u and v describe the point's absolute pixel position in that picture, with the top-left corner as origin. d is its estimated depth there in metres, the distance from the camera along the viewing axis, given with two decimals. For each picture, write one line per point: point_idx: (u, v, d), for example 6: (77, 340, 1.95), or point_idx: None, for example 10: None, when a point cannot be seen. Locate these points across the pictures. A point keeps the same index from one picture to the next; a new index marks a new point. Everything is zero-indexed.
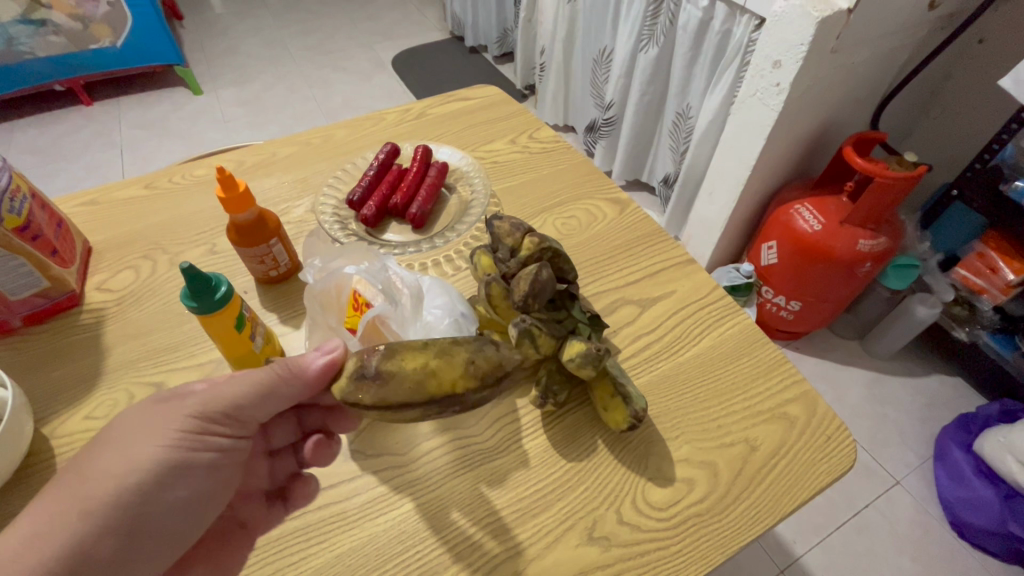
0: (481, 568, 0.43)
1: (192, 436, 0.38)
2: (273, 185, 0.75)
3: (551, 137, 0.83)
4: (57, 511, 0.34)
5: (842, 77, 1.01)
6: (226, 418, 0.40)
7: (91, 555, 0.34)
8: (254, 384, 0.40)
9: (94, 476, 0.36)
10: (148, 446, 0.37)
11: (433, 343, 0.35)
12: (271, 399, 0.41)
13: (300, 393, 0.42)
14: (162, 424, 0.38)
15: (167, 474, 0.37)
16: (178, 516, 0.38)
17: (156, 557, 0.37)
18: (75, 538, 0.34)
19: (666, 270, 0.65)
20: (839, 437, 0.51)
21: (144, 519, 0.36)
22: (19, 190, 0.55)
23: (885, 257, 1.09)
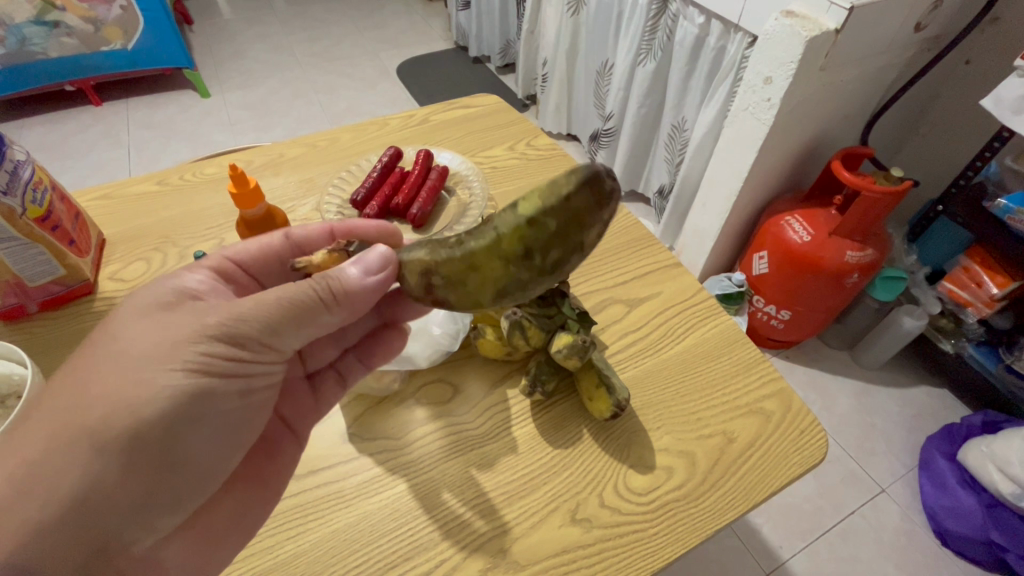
0: (469, 545, 0.45)
1: (211, 357, 0.39)
2: (280, 185, 0.78)
3: (548, 144, 0.86)
4: (73, 455, 0.36)
5: (832, 93, 1.05)
6: (249, 342, 0.40)
7: (115, 495, 0.37)
8: (283, 303, 0.41)
9: (108, 401, 0.37)
10: (161, 368, 0.38)
11: (506, 295, 0.37)
12: (307, 320, 0.42)
13: (345, 311, 0.43)
14: (172, 345, 0.38)
15: (187, 401, 0.38)
16: (204, 441, 0.40)
17: (184, 483, 0.40)
18: (98, 481, 0.36)
19: (654, 273, 0.68)
20: (812, 431, 0.54)
21: (170, 445, 0.38)
22: (41, 182, 0.58)
23: (873, 268, 1.12)
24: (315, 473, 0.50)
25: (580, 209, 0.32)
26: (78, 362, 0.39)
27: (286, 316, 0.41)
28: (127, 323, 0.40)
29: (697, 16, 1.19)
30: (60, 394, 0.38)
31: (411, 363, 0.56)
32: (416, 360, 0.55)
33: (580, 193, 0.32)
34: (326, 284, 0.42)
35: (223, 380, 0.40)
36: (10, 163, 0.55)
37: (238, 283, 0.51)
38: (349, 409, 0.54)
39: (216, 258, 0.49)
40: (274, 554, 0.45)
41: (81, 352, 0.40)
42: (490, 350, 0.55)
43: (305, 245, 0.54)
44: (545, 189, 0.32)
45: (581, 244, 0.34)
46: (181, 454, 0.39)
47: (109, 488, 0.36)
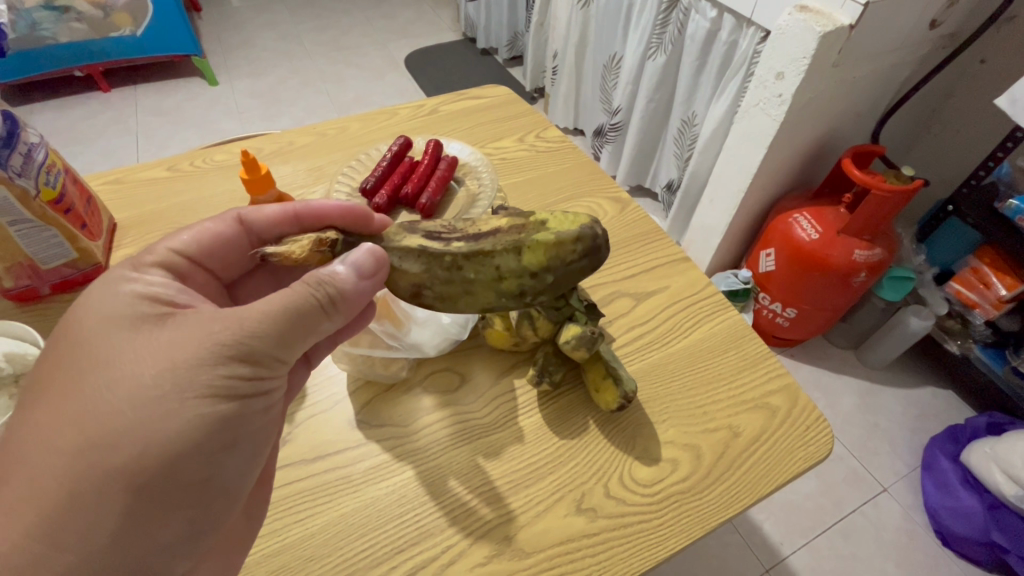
0: (475, 532, 0.46)
1: (230, 380, 0.37)
2: (289, 172, 0.78)
3: (558, 137, 0.86)
4: (102, 496, 0.34)
5: (844, 90, 1.04)
6: (265, 357, 0.39)
7: (155, 530, 0.36)
8: (287, 314, 0.39)
9: (132, 438, 0.35)
10: (183, 398, 0.36)
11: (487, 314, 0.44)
12: (311, 327, 0.41)
13: (345, 312, 0.43)
14: (186, 374, 0.36)
15: (211, 428, 0.36)
16: (234, 465, 0.39)
17: (220, 508, 0.39)
18: (133, 520, 0.35)
19: (662, 267, 0.68)
20: (817, 427, 0.54)
21: (204, 474, 0.37)
22: (54, 165, 0.59)
23: (880, 267, 1.12)
24: (322, 458, 0.50)
25: (576, 271, 0.42)
26: (78, 397, 0.36)
27: (292, 327, 0.40)
28: (122, 353, 0.37)
29: (709, 10, 1.18)
30: (67, 434, 0.35)
31: (419, 352, 0.55)
32: (424, 349, 0.55)
33: (581, 261, 0.42)
34: (323, 290, 0.41)
35: (245, 400, 0.38)
36: (23, 145, 0.55)
37: (189, 277, 0.49)
38: (356, 396, 0.54)
39: (160, 251, 0.47)
40: (284, 537, 0.45)
41: (76, 385, 0.37)
42: (498, 339, 0.55)
43: (260, 230, 0.52)
44: (555, 252, 0.41)
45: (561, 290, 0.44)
46: (213, 479, 0.37)
47: (151, 524, 0.35)
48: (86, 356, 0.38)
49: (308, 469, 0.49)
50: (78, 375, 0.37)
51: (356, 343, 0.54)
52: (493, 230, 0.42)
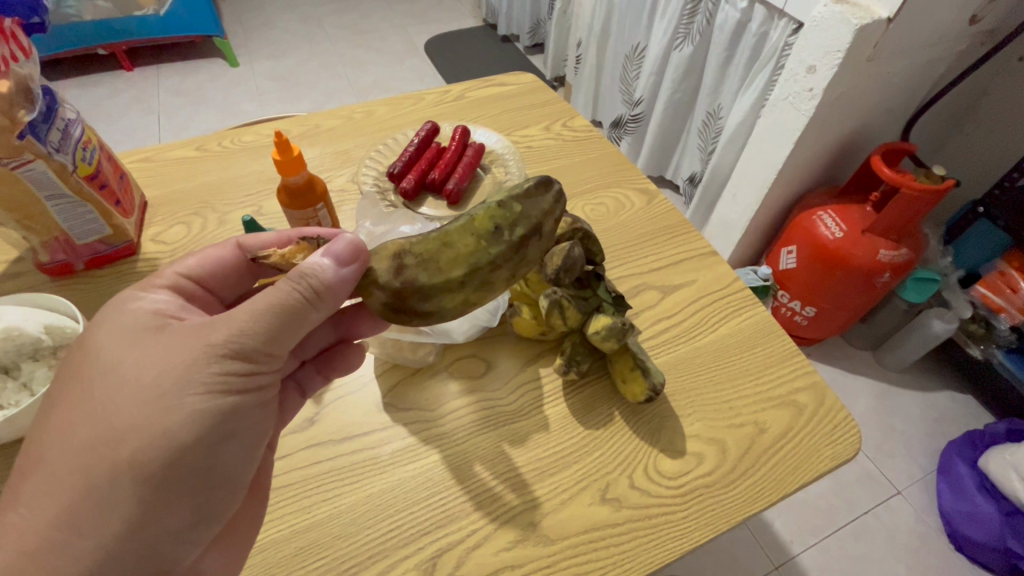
0: (500, 517, 0.46)
1: (229, 378, 0.37)
2: (316, 155, 0.78)
3: (585, 126, 0.85)
4: (113, 490, 0.35)
5: (877, 85, 1.02)
6: (259, 353, 0.38)
7: (165, 518, 0.37)
8: (272, 314, 0.38)
9: (138, 434, 0.35)
10: (183, 394, 0.36)
11: (476, 273, 0.38)
12: (297, 324, 0.39)
13: (331, 306, 0.41)
14: (186, 371, 0.36)
15: (215, 422, 0.37)
16: (235, 454, 0.39)
17: (223, 497, 0.39)
18: (142, 511, 0.36)
19: (689, 261, 0.67)
20: (845, 427, 0.53)
21: (208, 463, 0.37)
22: (90, 141, 0.59)
23: (904, 268, 1.10)
24: (350, 439, 0.51)
25: (537, 199, 0.39)
26: (90, 398, 0.37)
27: (280, 325, 0.39)
28: (126, 355, 0.38)
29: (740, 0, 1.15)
30: (81, 432, 0.36)
31: (448, 338, 0.55)
32: (454, 334, 0.56)
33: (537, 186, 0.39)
34: (306, 284, 0.39)
35: (245, 394, 0.38)
36: (61, 121, 0.56)
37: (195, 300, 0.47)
38: (383, 379, 0.55)
39: (168, 274, 0.46)
40: (312, 515, 0.46)
41: (87, 388, 0.38)
42: (526, 329, 0.55)
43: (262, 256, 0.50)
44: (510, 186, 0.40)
45: (539, 224, 0.39)
46: (216, 468, 0.38)
47: (160, 514, 0.36)
48: (91, 361, 0.39)
49: (335, 450, 0.50)
50: (87, 378, 0.38)
51: None
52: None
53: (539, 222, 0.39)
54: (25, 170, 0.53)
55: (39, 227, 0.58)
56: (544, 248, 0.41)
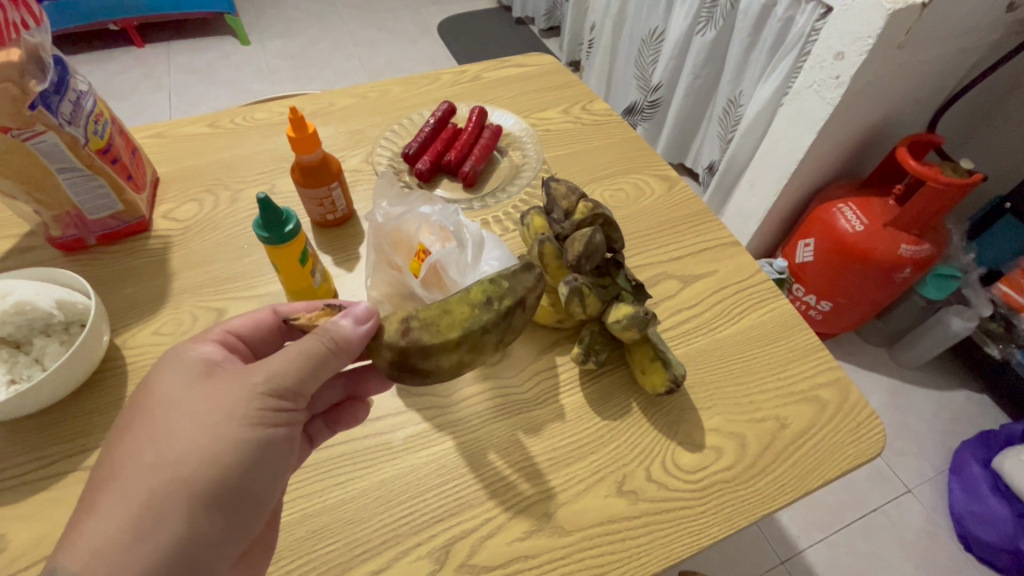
0: (514, 506, 0.45)
1: (269, 413, 0.38)
2: (330, 134, 0.77)
3: (604, 110, 0.83)
4: (152, 520, 0.34)
5: (906, 74, 0.98)
6: (293, 393, 0.39)
7: (203, 544, 0.35)
8: (297, 364, 0.38)
9: (185, 457, 0.35)
10: (228, 424, 0.36)
11: (469, 338, 0.39)
12: (318, 374, 0.39)
13: (347, 361, 0.41)
14: (231, 404, 0.37)
15: (257, 449, 0.37)
16: (271, 482, 0.39)
17: (255, 521, 0.38)
18: (181, 540, 0.34)
19: (710, 250, 0.65)
20: (870, 425, 0.52)
21: (245, 489, 0.37)
22: (102, 114, 0.58)
23: (926, 264, 1.07)
24: (362, 424, 0.50)
25: (525, 280, 0.41)
26: (134, 428, 0.37)
27: (311, 372, 0.39)
28: (173, 388, 0.38)
29: None
30: (124, 460, 0.36)
31: None
32: None
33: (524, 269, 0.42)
34: (326, 336, 0.39)
35: (280, 428, 0.38)
36: (73, 93, 0.54)
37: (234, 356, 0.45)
38: None
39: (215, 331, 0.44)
40: (324, 498, 0.45)
41: (132, 420, 0.38)
42: (543, 315, 0.54)
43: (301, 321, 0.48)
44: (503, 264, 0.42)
45: (525, 298, 0.41)
46: (253, 493, 0.37)
47: (199, 538, 0.35)
48: (142, 393, 0.39)
49: (347, 436, 0.49)
50: (134, 410, 0.38)
51: None
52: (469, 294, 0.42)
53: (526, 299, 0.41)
54: (37, 142, 0.52)
55: (50, 201, 0.57)
56: (526, 320, 0.43)
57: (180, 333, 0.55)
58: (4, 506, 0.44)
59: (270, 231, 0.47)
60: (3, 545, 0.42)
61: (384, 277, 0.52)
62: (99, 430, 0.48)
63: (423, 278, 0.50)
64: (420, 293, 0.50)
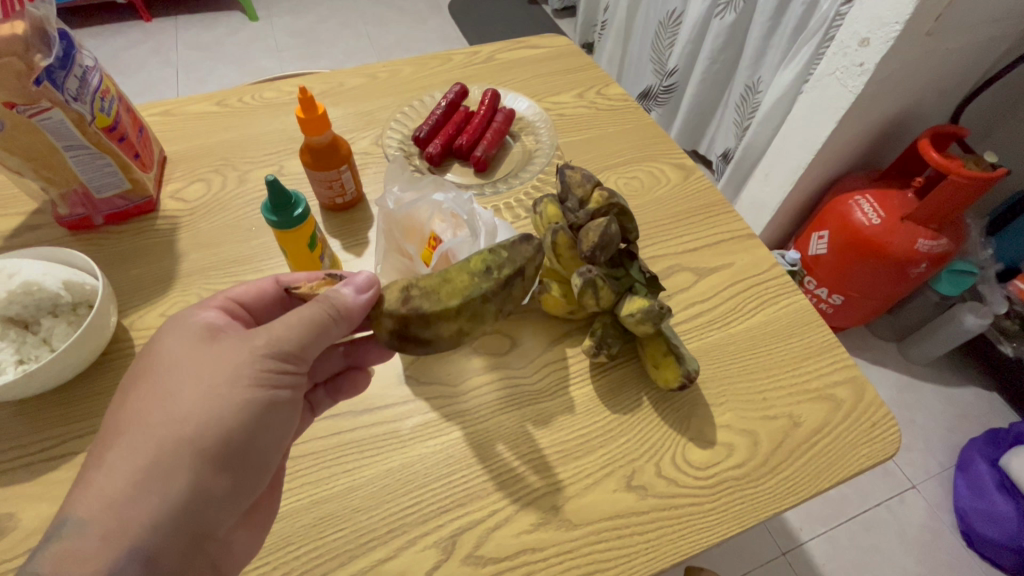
0: (522, 498, 0.45)
1: (272, 375, 0.37)
2: (339, 115, 0.75)
3: (620, 95, 0.80)
4: (159, 474, 0.34)
5: (933, 63, 0.95)
6: (296, 358, 0.38)
7: (209, 499, 0.35)
8: (300, 328, 0.38)
9: (188, 417, 0.35)
10: (233, 384, 0.36)
11: (469, 306, 0.39)
12: (321, 340, 0.39)
13: (348, 329, 0.40)
14: (234, 365, 0.37)
15: (262, 408, 0.37)
16: (275, 443, 0.39)
17: (259, 482, 0.38)
18: (187, 495, 0.34)
19: (726, 242, 0.64)
20: (885, 425, 0.51)
21: (249, 448, 0.37)
22: (108, 91, 0.57)
23: (943, 259, 1.05)
24: (370, 411, 0.50)
25: (524, 252, 0.41)
26: (142, 388, 0.37)
27: (315, 337, 0.39)
28: (179, 350, 0.38)
29: None
30: (130, 419, 0.35)
31: None
32: None
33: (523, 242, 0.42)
34: (328, 302, 0.39)
35: (283, 390, 0.38)
36: (79, 68, 0.53)
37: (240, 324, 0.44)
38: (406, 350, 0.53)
39: (218, 296, 0.44)
40: (331, 486, 0.45)
41: (138, 381, 0.37)
42: (554, 306, 0.53)
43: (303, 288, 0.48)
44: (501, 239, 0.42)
45: (523, 268, 0.41)
46: (257, 453, 0.37)
47: (204, 495, 0.35)
48: (147, 357, 0.39)
49: (354, 423, 0.49)
50: (139, 373, 0.38)
51: None
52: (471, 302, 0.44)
53: (527, 269, 0.41)
54: (42, 118, 0.51)
55: (57, 178, 0.57)
56: (526, 290, 0.43)
57: None
58: (13, 484, 0.44)
59: (280, 214, 0.47)
60: (12, 523, 0.42)
61: (395, 263, 0.52)
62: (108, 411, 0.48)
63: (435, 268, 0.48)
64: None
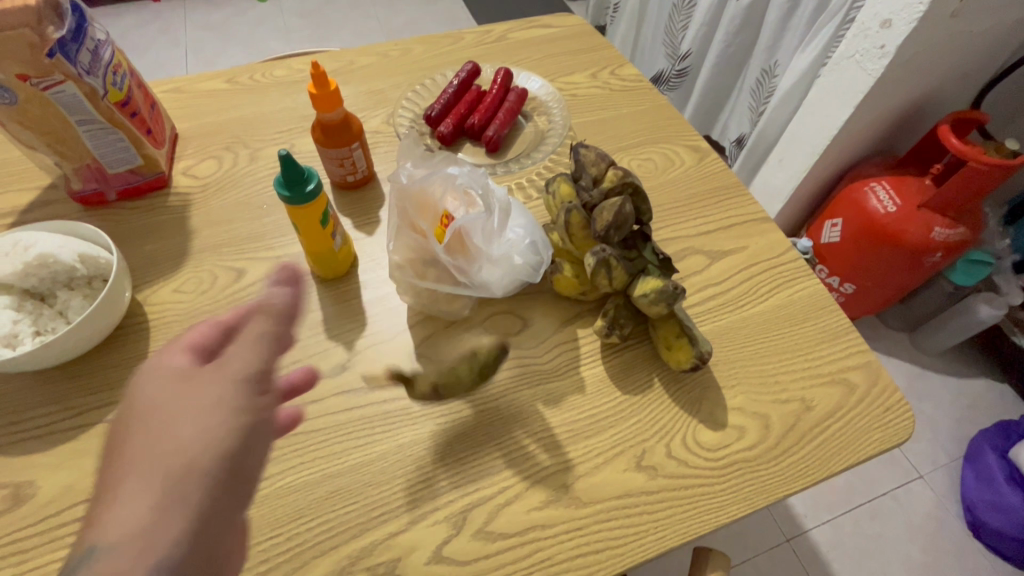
0: (532, 476, 0.45)
1: (255, 392, 0.35)
2: (350, 94, 0.75)
3: (634, 76, 0.79)
4: (164, 499, 0.30)
5: (957, 45, 0.92)
6: (269, 379, 0.37)
7: (221, 522, 0.31)
8: (258, 337, 0.38)
9: (185, 443, 0.32)
10: (225, 405, 0.34)
11: None
12: (278, 346, 0.39)
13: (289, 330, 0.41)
14: (217, 394, 0.34)
15: (258, 426, 0.34)
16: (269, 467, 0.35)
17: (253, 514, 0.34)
18: (203, 519, 0.30)
19: (740, 225, 0.63)
20: (898, 410, 0.50)
21: (250, 470, 0.34)
22: (120, 65, 0.56)
23: (959, 248, 1.03)
24: (381, 388, 0.50)
25: None
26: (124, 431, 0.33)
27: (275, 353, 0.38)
28: (159, 387, 0.35)
29: None
30: (122, 455, 0.31)
31: (487, 292, 0.51)
32: (493, 292, 0.51)
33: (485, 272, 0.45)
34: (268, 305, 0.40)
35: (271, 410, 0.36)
36: (91, 41, 0.53)
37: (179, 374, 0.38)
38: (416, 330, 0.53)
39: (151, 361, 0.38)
40: (342, 461, 0.46)
41: (120, 427, 0.33)
42: (566, 287, 0.53)
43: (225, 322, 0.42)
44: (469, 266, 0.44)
45: None
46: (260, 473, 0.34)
47: (215, 521, 0.31)
48: (122, 408, 0.34)
49: (365, 400, 0.49)
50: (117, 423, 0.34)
51: (424, 278, 0.51)
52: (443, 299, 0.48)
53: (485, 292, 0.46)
54: (55, 92, 0.51)
55: (70, 153, 0.57)
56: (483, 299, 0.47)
57: (201, 292, 0.55)
58: (33, 453, 0.45)
59: (292, 189, 0.46)
60: (32, 490, 0.43)
61: (406, 241, 0.50)
62: (124, 383, 0.48)
63: (447, 243, 0.48)
64: (441, 257, 0.49)
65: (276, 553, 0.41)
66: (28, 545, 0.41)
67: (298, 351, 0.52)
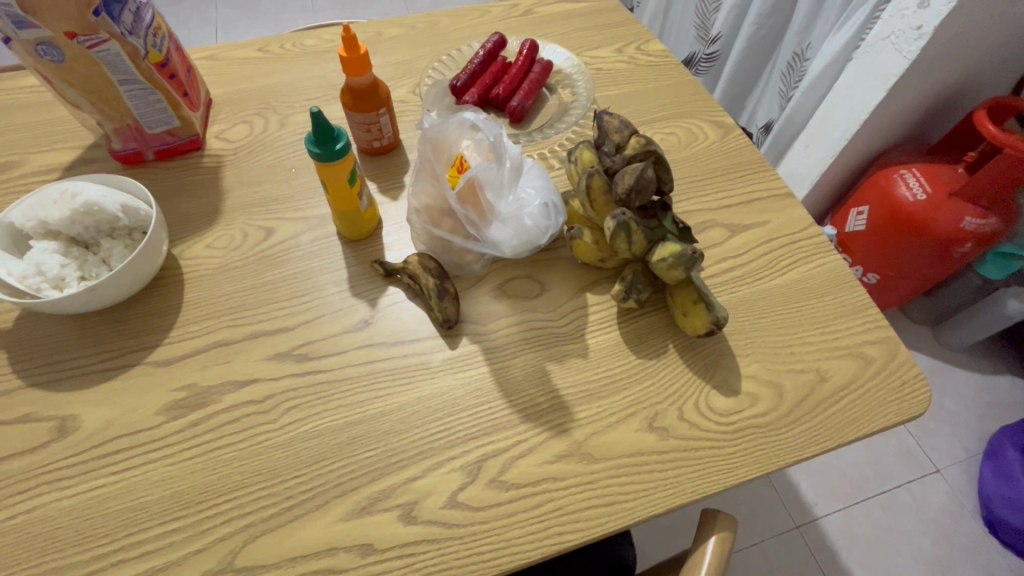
0: (547, 432, 0.47)
1: None
2: (377, 64, 0.76)
3: (661, 51, 0.78)
4: None
5: (1000, 27, 0.89)
6: None
7: None
8: None
9: None
10: None
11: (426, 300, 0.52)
12: None
13: None
14: None
15: None
16: None
17: None
18: None
19: (762, 201, 0.63)
20: (915, 385, 0.50)
21: None
22: (160, 28, 0.58)
23: (991, 239, 1.00)
24: (402, 343, 0.51)
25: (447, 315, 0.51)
26: None
27: None
28: None
29: None
30: None
31: (495, 249, 0.52)
32: (501, 248, 0.52)
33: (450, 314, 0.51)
34: None
35: None
36: (134, 3, 0.55)
37: None
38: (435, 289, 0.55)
39: None
40: (364, 409, 0.48)
41: None
42: (585, 253, 0.54)
43: None
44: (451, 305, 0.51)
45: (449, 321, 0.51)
46: None
47: None
48: None
49: (388, 354, 0.51)
50: None
51: (438, 225, 0.54)
52: (434, 263, 0.53)
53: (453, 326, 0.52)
54: (100, 49, 0.53)
55: (111, 112, 0.59)
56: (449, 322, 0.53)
57: (233, 248, 0.57)
58: (77, 390, 0.48)
59: (322, 147, 0.48)
60: (76, 424, 0.46)
61: (425, 187, 0.53)
62: (161, 331, 0.51)
63: (459, 191, 0.50)
64: (453, 205, 0.50)
65: (300, 491, 0.44)
66: (73, 473, 0.44)
67: (323, 307, 0.54)
